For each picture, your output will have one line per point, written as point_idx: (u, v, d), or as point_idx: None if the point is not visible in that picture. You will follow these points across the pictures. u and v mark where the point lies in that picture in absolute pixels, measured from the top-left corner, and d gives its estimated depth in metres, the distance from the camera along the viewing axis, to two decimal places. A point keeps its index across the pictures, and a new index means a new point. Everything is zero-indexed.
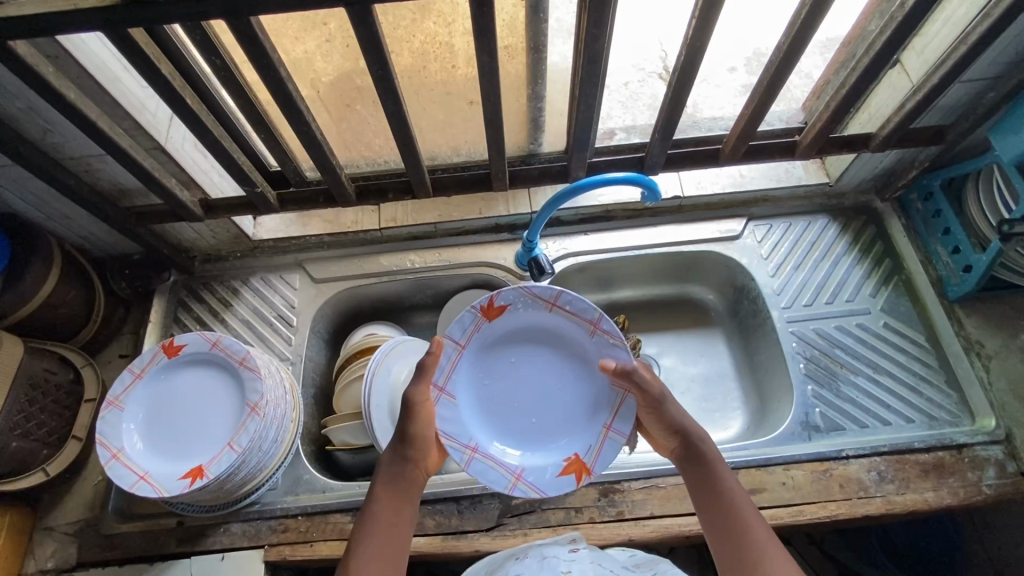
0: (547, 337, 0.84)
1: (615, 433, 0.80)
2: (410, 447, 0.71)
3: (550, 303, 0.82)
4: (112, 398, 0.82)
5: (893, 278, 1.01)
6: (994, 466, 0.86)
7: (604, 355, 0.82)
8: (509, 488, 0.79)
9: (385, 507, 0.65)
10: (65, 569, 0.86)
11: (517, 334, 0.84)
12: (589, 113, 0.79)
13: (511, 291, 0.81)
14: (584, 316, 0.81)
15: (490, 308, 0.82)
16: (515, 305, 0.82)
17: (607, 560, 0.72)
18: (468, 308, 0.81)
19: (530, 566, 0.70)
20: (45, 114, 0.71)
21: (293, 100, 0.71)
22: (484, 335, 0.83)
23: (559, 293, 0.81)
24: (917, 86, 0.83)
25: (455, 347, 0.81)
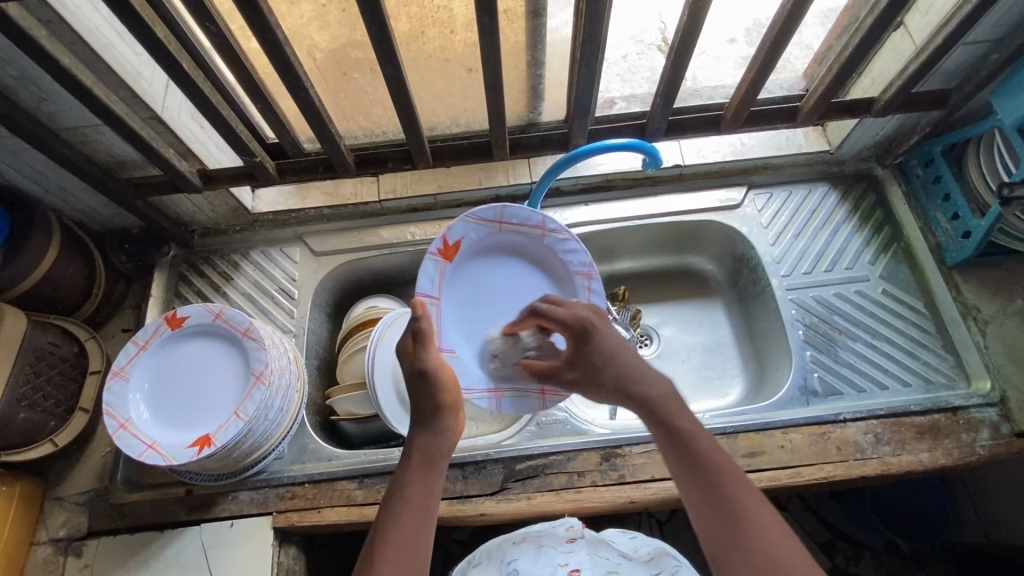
0: (501, 253, 0.91)
1: None
2: (444, 412, 0.72)
3: (497, 221, 0.88)
4: (117, 369, 0.82)
5: (893, 245, 1.02)
6: (988, 428, 0.87)
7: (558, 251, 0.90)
8: (542, 404, 0.86)
9: (415, 487, 0.65)
10: (77, 538, 0.87)
11: (476, 257, 0.89)
12: (591, 78, 0.79)
13: (457, 224, 0.86)
14: (529, 224, 0.89)
15: (445, 248, 0.86)
16: (467, 235, 0.87)
17: (605, 551, 0.69)
18: (427, 259, 0.84)
19: (528, 555, 0.68)
20: (40, 82, 0.70)
21: (290, 64, 0.70)
22: (452, 274, 0.88)
23: (501, 210, 0.87)
24: (920, 48, 0.82)
25: (431, 299, 0.85)
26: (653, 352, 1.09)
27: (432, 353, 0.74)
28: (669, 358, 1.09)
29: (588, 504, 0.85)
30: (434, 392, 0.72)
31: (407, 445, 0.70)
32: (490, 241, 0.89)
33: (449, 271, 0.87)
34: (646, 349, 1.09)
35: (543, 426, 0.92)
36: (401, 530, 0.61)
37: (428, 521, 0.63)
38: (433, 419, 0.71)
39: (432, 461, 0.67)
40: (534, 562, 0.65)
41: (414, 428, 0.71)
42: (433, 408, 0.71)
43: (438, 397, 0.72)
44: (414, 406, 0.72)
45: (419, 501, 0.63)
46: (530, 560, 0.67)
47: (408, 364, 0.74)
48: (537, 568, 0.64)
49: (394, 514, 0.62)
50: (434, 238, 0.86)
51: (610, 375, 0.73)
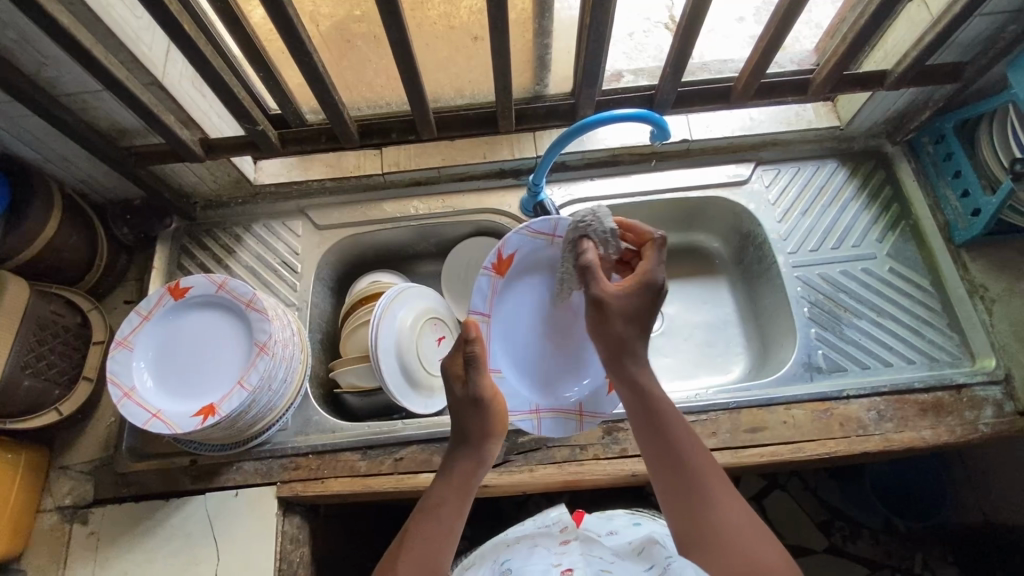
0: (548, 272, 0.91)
1: None
2: (489, 442, 0.69)
3: (551, 234, 0.88)
4: (120, 339, 0.82)
5: (900, 223, 1.01)
6: (992, 405, 0.87)
7: None
8: (579, 424, 0.88)
9: (448, 511, 0.64)
10: (83, 506, 0.88)
11: (526, 273, 0.90)
12: (599, 47, 0.77)
13: (515, 234, 0.86)
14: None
15: (500, 263, 0.87)
16: (521, 248, 0.88)
17: (596, 548, 0.67)
18: (482, 273, 0.86)
19: (521, 555, 0.68)
20: (38, 45, 0.69)
21: (293, 28, 0.69)
22: (502, 289, 0.89)
23: (556, 224, 0.87)
24: (937, 18, 0.80)
25: (483, 316, 0.87)
26: (656, 330, 1.09)
27: (484, 379, 0.69)
28: (673, 335, 1.08)
29: (590, 477, 0.86)
30: (479, 422, 0.68)
31: (446, 462, 0.69)
32: (543, 256, 0.90)
33: (496, 287, 0.88)
34: None
35: None
36: (425, 547, 0.61)
37: (451, 546, 0.62)
38: (479, 446, 0.69)
39: (470, 484, 0.67)
40: (526, 565, 0.65)
41: (457, 448, 0.69)
42: (480, 433, 0.69)
43: (482, 423, 0.69)
44: (457, 425, 0.69)
45: (450, 521, 0.63)
46: (524, 559, 0.68)
47: (458, 389, 0.69)
48: (529, 567, 0.65)
49: (420, 532, 0.62)
50: (489, 253, 0.86)
51: (624, 328, 0.70)
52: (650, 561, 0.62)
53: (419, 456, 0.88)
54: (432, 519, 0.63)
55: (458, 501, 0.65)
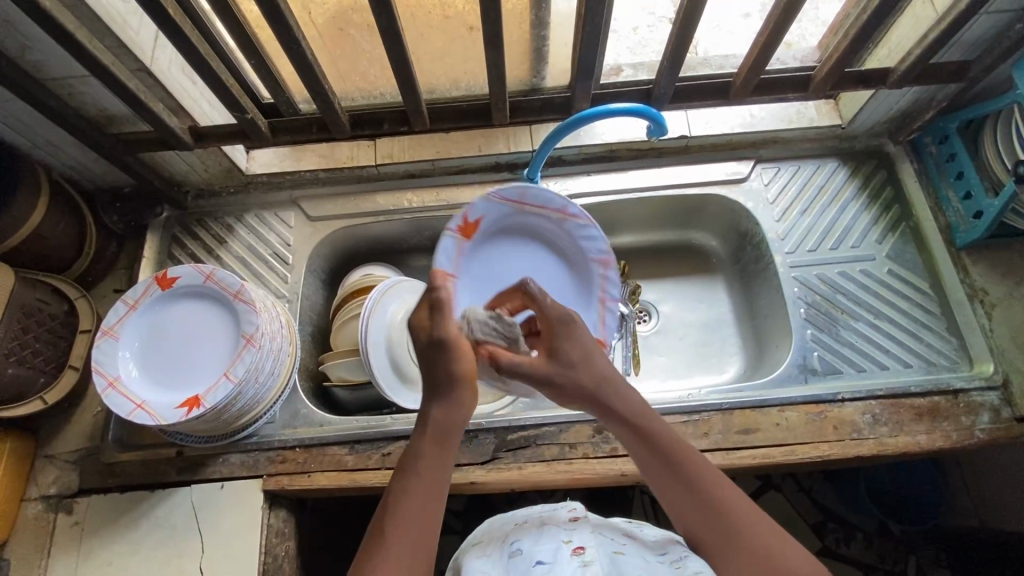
0: (520, 238, 0.88)
1: (611, 302, 0.89)
2: (460, 387, 0.66)
3: (518, 202, 0.85)
4: (106, 328, 0.81)
5: (901, 225, 0.99)
6: (989, 411, 0.86)
7: (575, 236, 0.88)
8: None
9: (426, 468, 0.61)
10: (68, 496, 0.87)
11: (494, 236, 0.87)
12: (595, 40, 0.75)
13: (481, 202, 0.82)
14: (550, 207, 0.85)
15: (466, 226, 0.83)
16: (488, 215, 0.84)
17: (608, 531, 0.69)
18: (446, 235, 0.81)
19: (531, 534, 0.67)
20: (22, 27, 0.67)
21: (281, 14, 0.67)
22: (470, 253, 0.84)
23: (525, 190, 0.83)
24: (942, 14, 0.78)
25: (450, 276, 0.81)
26: (651, 329, 1.08)
27: (449, 324, 0.69)
28: (668, 334, 1.07)
29: (579, 475, 0.85)
30: (446, 363, 0.67)
31: (424, 415, 0.66)
32: (511, 222, 0.87)
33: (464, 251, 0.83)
34: (645, 325, 1.08)
35: (536, 398, 0.92)
36: (410, 519, 0.58)
37: (435, 503, 0.60)
38: (450, 392, 0.66)
39: (444, 439, 0.64)
40: (539, 540, 0.65)
41: (429, 399, 0.66)
42: (447, 381, 0.67)
43: (451, 367, 0.67)
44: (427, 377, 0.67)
45: (433, 478, 0.61)
46: (534, 540, 0.66)
47: (423, 335, 0.69)
48: (540, 546, 0.64)
49: (405, 493, 0.59)
50: (453, 216, 0.82)
51: (578, 376, 0.67)
52: (662, 550, 0.66)
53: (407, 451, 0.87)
54: (415, 482, 0.60)
55: (434, 458, 0.62)
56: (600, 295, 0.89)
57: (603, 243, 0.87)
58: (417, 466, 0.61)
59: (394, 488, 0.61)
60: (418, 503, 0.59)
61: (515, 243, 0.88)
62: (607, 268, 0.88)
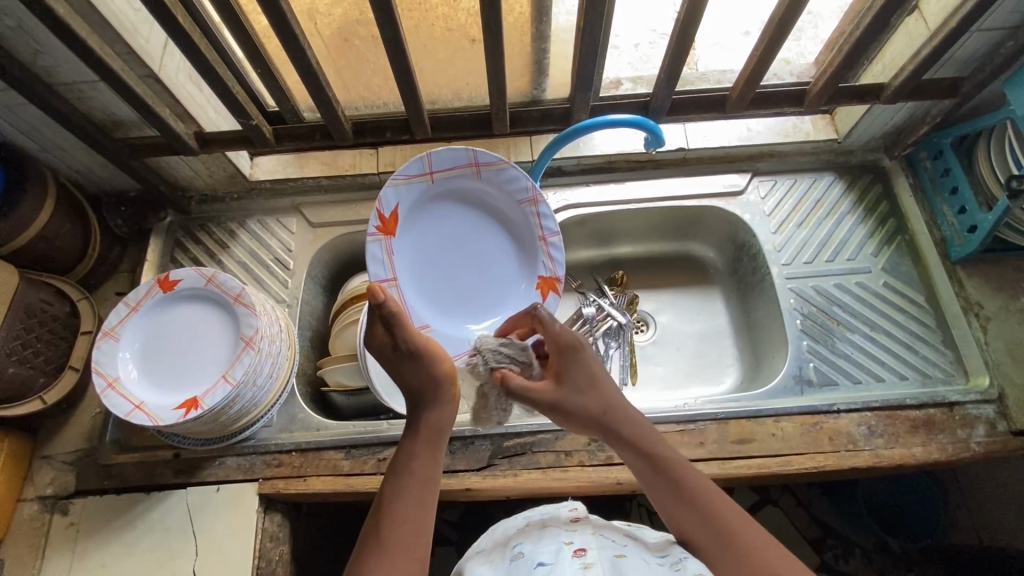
0: (449, 202, 0.84)
1: (551, 236, 0.85)
2: (443, 389, 0.67)
3: (428, 173, 0.81)
4: (107, 329, 0.82)
5: (897, 239, 1.00)
6: (984, 425, 0.86)
7: (499, 182, 0.84)
8: None
9: (421, 466, 0.62)
10: (64, 497, 0.87)
11: (424, 214, 0.83)
12: (593, 51, 0.77)
13: (387, 191, 0.79)
14: (459, 165, 0.81)
15: (385, 223, 0.80)
16: (402, 200, 0.80)
17: (610, 532, 0.69)
18: (370, 242, 0.78)
19: (531, 538, 0.67)
20: (35, 33, 0.69)
21: (287, 23, 0.69)
22: (404, 239, 0.82)
23: (427, 159, 0.79)
24: (934, 32, 0.80)
25: (390, 283, 0.80)
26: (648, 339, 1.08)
27: (413, 333, 0.67)
28: (664, 344, 1.08)
29: (575, 482, 0.85)
30: (428, 367, 0.67)
31: (410, 420, 0.66)
32: (433, 194, 0.83)
33: (398, 239, 0.81)
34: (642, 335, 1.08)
35: None
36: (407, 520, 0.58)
37: (432, 499, 0.61)
38: (433, 393, 0.67)
39: (436, 437, 0.65)
40: (540, 541, 0.65)
41: (415, 402, 0.67)
42: (430, 382, 0.67)
43: (433, 371, 0.67)
44: (404, 380, 0.68)
45: (423, 476, 0.61)
46: (535, 543, 0.66)
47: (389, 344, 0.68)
48: (541, 549, 0.64)
49: (398, 488, 0.60)
50: (369, 217, 0.78)
51: (587, 401, 0.68)
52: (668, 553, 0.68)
53: None
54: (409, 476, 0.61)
55: (425, 457, 0.63)
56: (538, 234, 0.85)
57: (525, 180, 0.83)
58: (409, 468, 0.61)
59: (386, 486, 0.61)
60: (413, 502, 0.59)
61: (443, 213, 0.84)
62: (538, 205, 0.84)
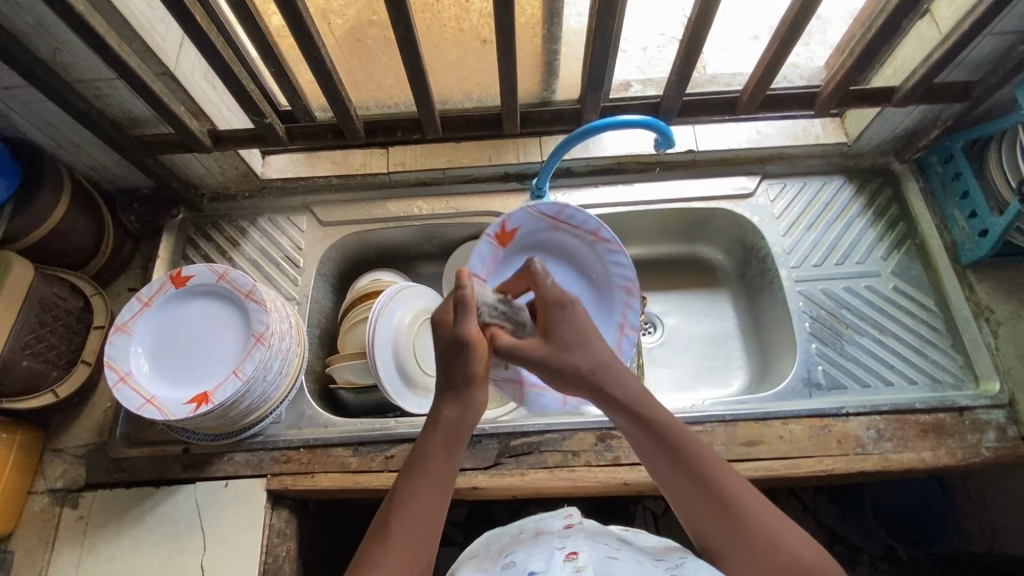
0: (553, 253, 0.94)
1: (629, 328, 0.92)
2: (473, 389, 0.67)
3: (555, 218, 0.91)
4: (120, 324, 0.83)
5: (907, 242, 1.00)
6: (995, 430, 0.86)
7: (604, 258, 0.92)
8: (562, 401, 0.89)
9: (438, 467, 0.62)
10: (74, 490, 0.88)
11: (528, 249, 0.93)
12: (605, 52, 0.77)
13: (519, 214, 0.90)
14: (585, 228, 0.90)
15: (502, 234, 0.91)
16: (524, 227, 0.92)
17: (605, 536, 0.71)
18: (483, 240, 0.89)
19: (524, 545, 0.68)
20: (55, 31, 0.70)
21: (303, 22, 0.70)
22: (503, 260, 0.92)
23: (561, 209, 0.90)
24: (946, 35, 0.80)
25: (479, 280, 0.90)
26: (656, 340, 1.08)
27: (472, 321, 0.67)
28: (672, 346, 1.08)
29: (581, 482, 0.85)
30: (464, 362, 0.66)
31: (432, 416, 0.66)
32: (547, 237, 0.93)
33: (498, 257, 0.92)
34: (649, 336, 1.08)
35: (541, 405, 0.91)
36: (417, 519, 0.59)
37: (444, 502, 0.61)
38: (462, 393, 0.66)
39: (458, 434, 0.64)
40: (531, 551, 0.66)
41: (443, 396, 0.67)
42: (464, 379, 0.66)
43: (467, 368, 0.66)
44: (441, 371, 0.67)
45: (439, 478, 0.62)
46: (527, 551, 0.67)
47: (444, 333, 0.68)
48: (534, 557, 0.65)
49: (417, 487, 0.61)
50: (492, 223, 0.89)
51: (581, 356, 0.67)
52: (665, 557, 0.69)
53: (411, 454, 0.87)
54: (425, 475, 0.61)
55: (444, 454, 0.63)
56: (620, 320, 0.93)
57: (629, 269, 0.91)
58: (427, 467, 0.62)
59: (403, 483, 0.62)
60: (427, 504, 0.60)
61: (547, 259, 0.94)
62: (630, 296, 0.91)
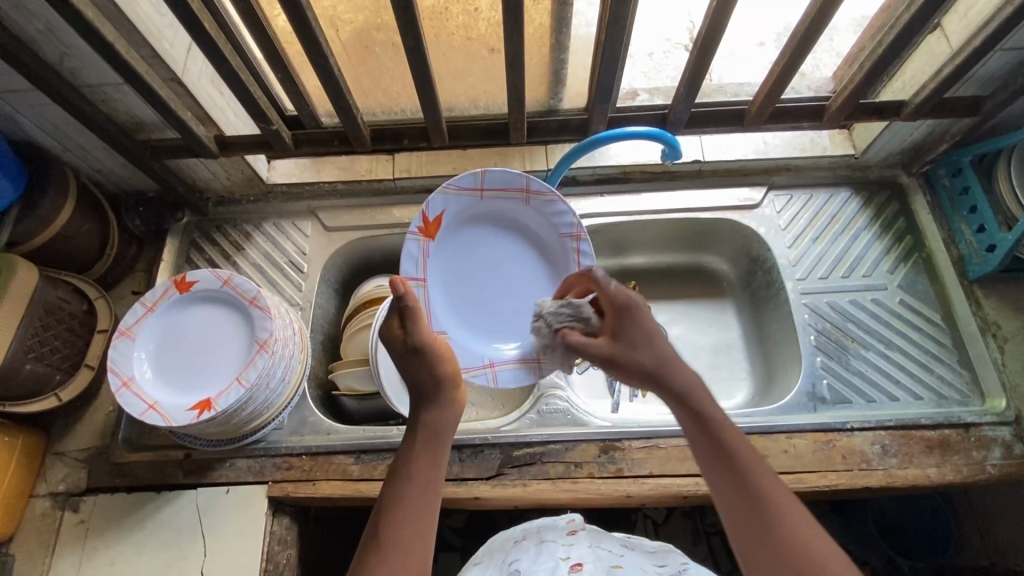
0: (490, 222, 0.87)
1: (587, 272, 0.87)
2: (445, 388, 0.66)
3: (478, 189, 0.84)
4: (123, 328, 0.83)
5: (913, 256, 0.99)
6: (1000, 447, 0.85)
7: (544, 212, 0.86)
8: (538, 372, 0.85)
9: (423, 468, 0.60)
10: (75, 494, 0.88)
11: (464, 228, 0.86)
12: (614, 62, 0.77)
13: (436, 198, 0.82)
14: (512, 187, 0.84)
15: (427, 225, 0.83)
16: (448, 208, 0.83)
17: (606, 541, 0.79)
18: (409, 238, 0.81)
19: (529, 552, 0.76)
20: (64, 37, 0.70)
21: (311, 30, 0.70)
22: (436, 252, 0.85)
23: (482, 176, 0.83)
24: (957, 50, 0.79)
25: (418, 282, 0.83)
26: None
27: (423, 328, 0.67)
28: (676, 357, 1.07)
29: (583, 494, 0.84)
30: (429, 367, 0.66)
31: (413, 421, 0.65)
32: (480, 208, 0.86)
33: (432, 248, 0.84)
34: None
35: (543, 415, 0.90)
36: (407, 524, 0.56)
37: (434, 500, 0.59)
38: (434, 394, 0.66)
39: (442, 437, 0.63)
40: (537, 559, 0.75)
41: (419, 404, 0.66)
42: (434, 383, 0.66)
43: (433, 371, 0.66)
44: (408, 380, 0.67)
45: (427, 481, 0.60)
46: (532, 558, 0.76)
47: (399, 343, 0.67)
48: (540, 565, 0.74)
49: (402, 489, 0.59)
50: (413, 216, 0.82)
51: (644, 358, 0.63)
52: (663, 561, 0.77)
53: None
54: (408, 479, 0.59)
55: (427, 456, 0.61)
56: (574, 268, 0.87)
57: (571, 216, 0.85)
58: (409, 470, 0.60)
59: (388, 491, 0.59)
60: (413, 511, 0.57)
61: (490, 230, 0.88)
62: (580, 241, 0.86)
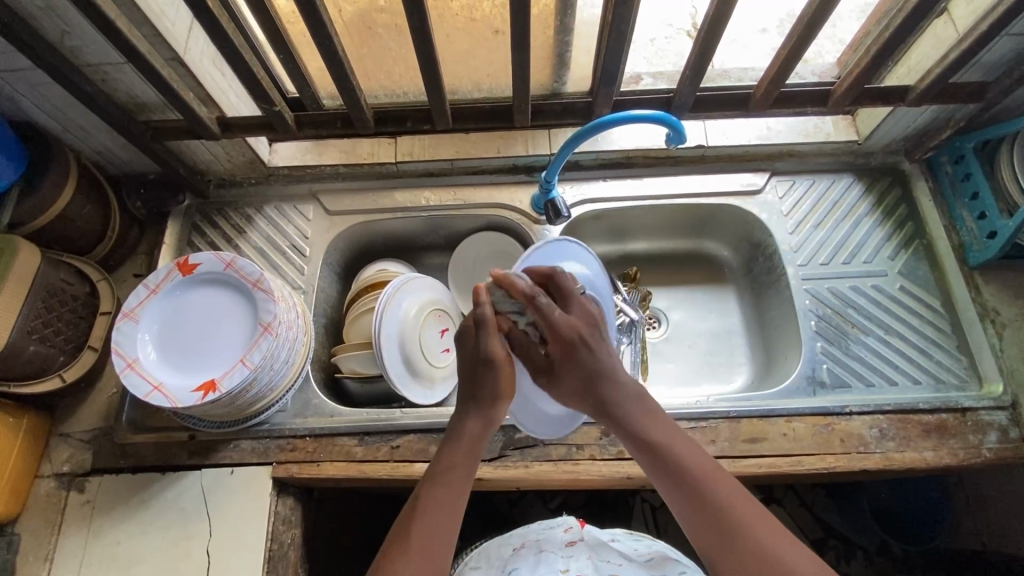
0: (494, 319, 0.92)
1: None
2: (500, 403, 0.68)
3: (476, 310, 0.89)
4: (127, 310, 0.83)
5: (914, 242, 1.00)
6: (997, 431, 0.86)
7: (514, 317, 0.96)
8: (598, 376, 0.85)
9: (461, 466, 0.64)
10: (80, 474, 0.88)
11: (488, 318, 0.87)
12: (620, 42, 0.76)
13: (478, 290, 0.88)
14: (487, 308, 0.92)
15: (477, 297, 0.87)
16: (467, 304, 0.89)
17: (606, 553, 0.78)
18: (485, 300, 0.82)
19: (527, 562, 0.76)
20: (64, 14, 0.69)
21: (315, 10, 0.69)
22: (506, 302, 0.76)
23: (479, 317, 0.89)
24: (964, 35, 0.79)
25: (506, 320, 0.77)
26: (660, 335, 1.08)
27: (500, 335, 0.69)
28: (677, 342, 1.08)
29: (584, 476, 0.85)
30: (494, 376, 0.68)
31: (456, 420, 0.68)
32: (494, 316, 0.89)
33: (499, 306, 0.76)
34: (653, 331, 1.09)
35: None
36: (438, 521, 0.60)
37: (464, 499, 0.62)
38: (488, 402, 0.68)
39: (480, 440, 0.66)
40: (536, 568, 0.74)
41: (467, 406, 0.68)
42: (491, 393, 0.68)
43: (497, 381, 0.68)
44: (468, 381, 0.69)
45: (460, 483, 0.63)
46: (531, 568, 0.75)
47: (473, 343, 0.69)
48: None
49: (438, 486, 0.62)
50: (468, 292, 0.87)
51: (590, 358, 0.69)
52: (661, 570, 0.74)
53: (416, 445, 0.88)
54: (441, 478, 0.63)
55: (463, 458, 0.64)
56: None
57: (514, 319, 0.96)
58: (450, 467, 0.63)
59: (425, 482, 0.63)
60: (447, 506, 0.61)
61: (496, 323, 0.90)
62: None
